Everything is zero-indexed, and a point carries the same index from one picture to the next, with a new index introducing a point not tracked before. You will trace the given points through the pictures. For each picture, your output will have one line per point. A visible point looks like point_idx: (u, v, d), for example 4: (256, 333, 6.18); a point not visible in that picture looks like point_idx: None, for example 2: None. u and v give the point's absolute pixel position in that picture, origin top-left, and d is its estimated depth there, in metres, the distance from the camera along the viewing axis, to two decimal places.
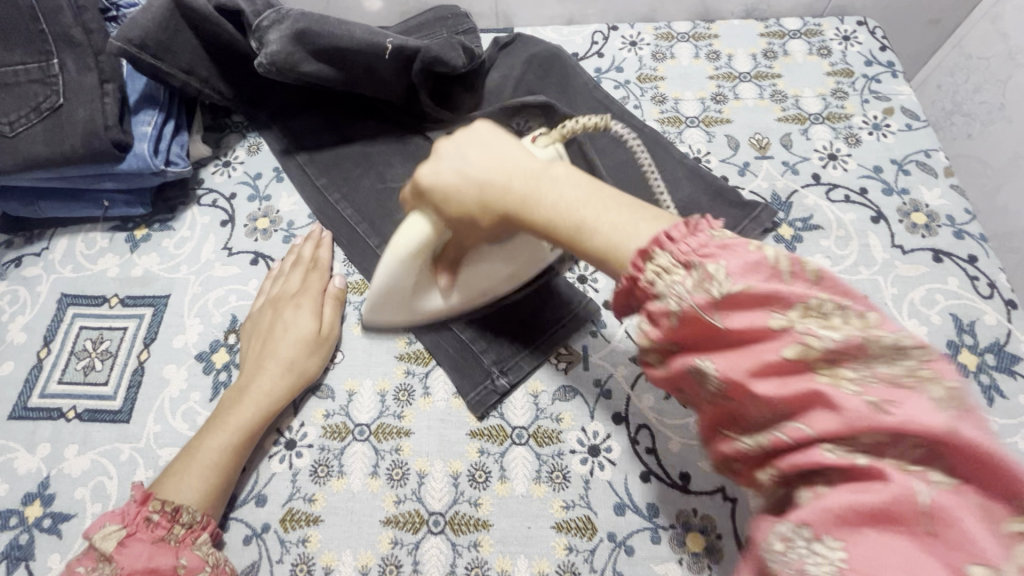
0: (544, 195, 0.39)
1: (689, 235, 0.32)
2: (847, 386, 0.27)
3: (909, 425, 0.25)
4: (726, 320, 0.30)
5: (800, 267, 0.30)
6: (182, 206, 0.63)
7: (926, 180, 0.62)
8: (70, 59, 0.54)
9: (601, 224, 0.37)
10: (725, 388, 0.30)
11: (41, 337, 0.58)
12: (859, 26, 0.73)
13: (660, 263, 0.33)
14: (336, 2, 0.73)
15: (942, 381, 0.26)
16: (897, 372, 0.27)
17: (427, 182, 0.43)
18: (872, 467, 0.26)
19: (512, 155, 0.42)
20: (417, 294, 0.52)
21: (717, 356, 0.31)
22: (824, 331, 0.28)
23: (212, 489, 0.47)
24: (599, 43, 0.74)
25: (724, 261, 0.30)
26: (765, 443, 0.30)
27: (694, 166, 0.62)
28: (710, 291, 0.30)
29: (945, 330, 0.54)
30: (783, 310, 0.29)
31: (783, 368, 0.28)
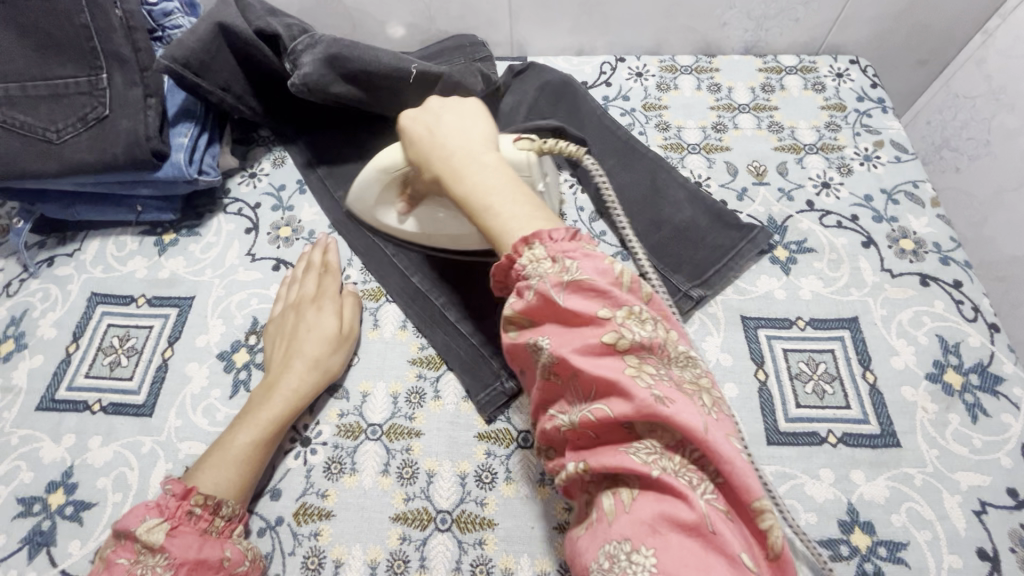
0: (468, 175, 0.45)
1: (566, 240, 0.39)
2: (645, 379, 0.34)
3: (684, 418, 0.32)
4: (567, 300, 0.36)
5: (637, 285, 0.37)
6: (209, 214, 0.67)
7: (914, 209, 0.65)
8: (118, 74, 0.58)
9: (503, 212, 0.42)
10: (554, 363, 0.37)
11: (71, 333, 0.60)
12: (852, 65, 0.78)
13: (536, 253, 0.39)
14: (362, 28, 0.77)
15: (709, 392, 0.36)
16: (684, 376, 0.36)
17: (406, 122, 0.50)
18: (661, 477, 0.32)
19: (474, 135, 0.48)
20: (377, 211, 0.59)
21: (554, 335, 0.37)
22: (635, 331, 0.35)
23: (243, 481, 0.49)
24: (607, 73, 0.78)
25: (580, 262, 0.37)
26: (578, 417, 0.36)
27: (697, 189, 0.66)
28: (564, 276, 0.37)
29: (932, 350, 0.56)
30: (607, 308, 0.36)
31: (601, 351, 0.35)
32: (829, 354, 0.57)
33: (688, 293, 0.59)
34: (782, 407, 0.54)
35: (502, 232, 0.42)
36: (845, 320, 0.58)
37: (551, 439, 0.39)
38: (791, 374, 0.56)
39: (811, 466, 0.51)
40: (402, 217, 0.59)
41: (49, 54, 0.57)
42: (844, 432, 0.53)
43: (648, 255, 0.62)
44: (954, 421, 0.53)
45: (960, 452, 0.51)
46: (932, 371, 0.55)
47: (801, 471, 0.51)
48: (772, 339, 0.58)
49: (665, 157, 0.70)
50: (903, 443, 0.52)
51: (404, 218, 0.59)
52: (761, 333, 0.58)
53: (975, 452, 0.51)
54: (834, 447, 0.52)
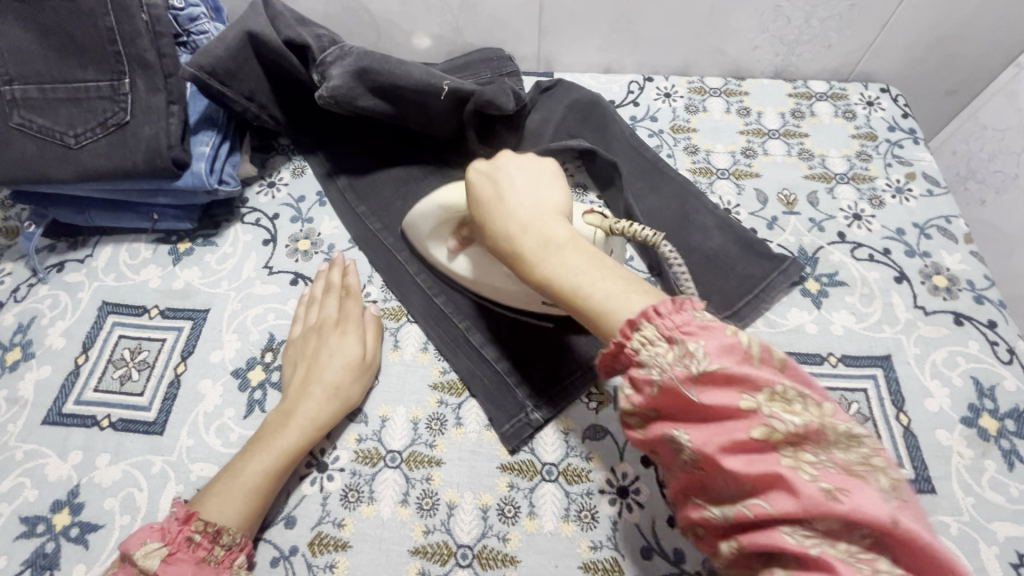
0: (545, 255, 0.43)
1: (675, 312, 0.36)
2: (806, 471, 0.31)
3: (861, 509, 0.30)
4: (700, 395, 0.33)
5: (769, 355, 0.34)
6: (226, 223, 0.65)
7: (947, 245, 0.64)
8: (140, 79, 0.56)
9: (595, 293, 0.40)
10: (698, 458, 0.34)
11: (80, 344, 0.58)
12: (883, 93, 0.77)
13: (647, 334, 0.36)
14: (387, 37, 0.76)
15: (889, 472, 0.31)
16: (852, 460, 0.31)
17: (477, 176, 0.50)
18: (823, 560, 0.30)
19: (546, 207, 0.47)
20: (429, 242, 0.58)
21: (692, 429, 0.34)
22: (787, 417, 0.32)
23: (251, 512, 0.47)
24: (634, 93, 0.77)
25: (703, 341, 0.34)
26: (732, 511, 0.33)
27: (726, 217, 0.64)
28: (689, 366, 0.34)
29: (966, 393, 0.55)
30: (752, 394, 0.32)
31: (752, 446, 0.32)
32: (861, 393, 0.55)
33: None
34: None
35: (609, 316, 0.39)
36: (877, 357, 0.57)
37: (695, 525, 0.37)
38: None
39: None
40: (453, 254, 0.57)
41: (70, 56, 0.55)
42: None
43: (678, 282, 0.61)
44: (990, 468, 0.51)
45: (996, 501, 0.50)
46: (968, 415, 0.54)
47: None
48: None
49: (694, 182, 0.69)
50: (937, 490, 0.51)
51: (455, 254, 0.57)
52: None
53: (1013, 501, 0.50)
54: None
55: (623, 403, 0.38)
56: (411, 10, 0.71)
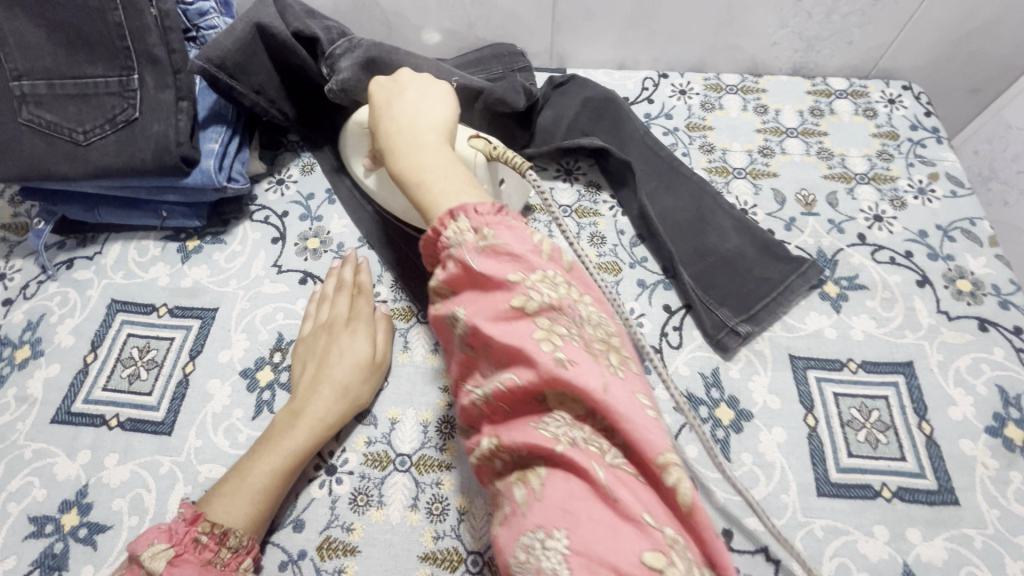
0: (406, 154, 0.45)
1: (493, 214, 0.37)
2: (551, 344, 0.32)
3: (584, 380, 0.31)
4: (483, 264, 0.35)
5: (556, 254, 0.36)
6: (235, 221, 0.64)
7: (972, 248, 0.62)
8: (149, 75, 0.55)
9: (432, 187, 0.41)
10: (468, 332, 0.35)
11: (89, 342, 0.58)
12: (905, 91, 0.75)
13: (460, 225, 0.37)
14: (397, 32, 0.75)
15: (622, 356, 0.34)
16: (594, 338, 0.34)
17: (378, 83, 0.51)
18: (566, 453, 0.31)
19: (427, 116, 0.48)
20: (352, 156, 0.61)
21: (468, 303, 0.35)
22: (543, 291, 0.34)
23: (258, 514, 0.47)
24: (649, 89, 0.75)
25: (503, 233, 0.36)
26: (490, 387, 0.35)
27: (744, 218, 0.63)
28: (479, 243, 0.36)
29: (992, 402, 0.53)
30: (520, 271, 0.34)
31: (511, 317, 0.33)
32: (883, 401, 0.54)
33: (735, 329, 0.57)
34: (833, 456, 0.51)
35: (435, 207, 0.40)
36: (899, 364, 0.56)
37: (469, 417, 0.38)
38: (843, 421, 0.53)
39: (864, 522, 0.49)
40: (366, 171, 0.59)
41: (78, 51, 0.55)
42: (899, 487, 0.50)
43: (693, 285, 0.60)
44: (1016, 480, 0.50)
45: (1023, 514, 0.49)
46: (993, 425, 0.52)
47: (852, 527, 0.49)
48: (822, 381, 0.55)
49: (710, 181, 0.68)
50: (961, 501, 0.49)
51: (368, 172, 0.59)
52: (810, 374, 0.55)
53: None
54: (888, 502, 0.49)
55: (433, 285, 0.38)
56: (423, 5, 0.70)
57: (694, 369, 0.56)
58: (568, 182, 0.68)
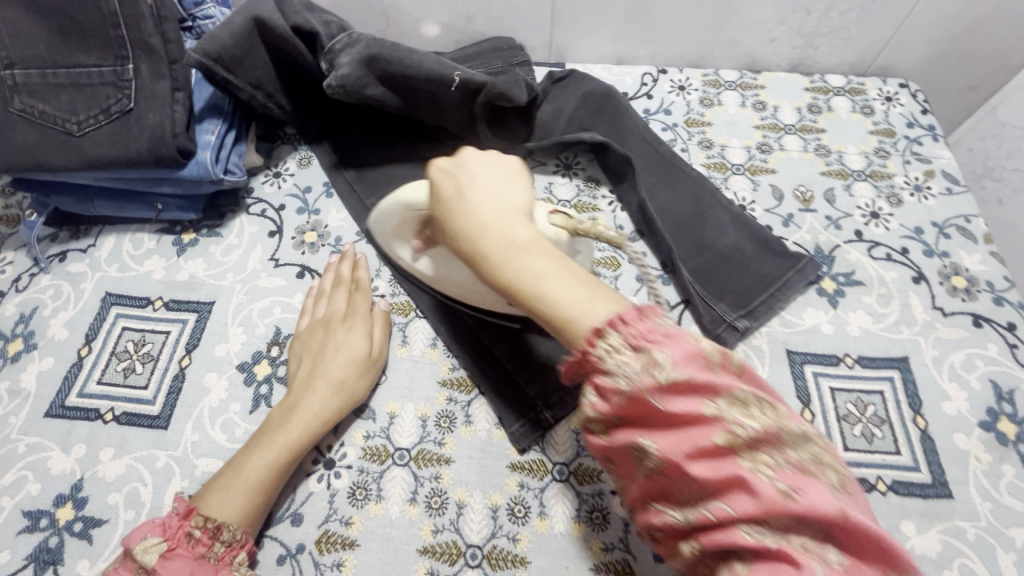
0: (513, 261, 0.40)
1: (640, 320, 0.35)
2: (763, 471, 0.31)
3: (814, 502, 0.30)
4: (668, 403, 0.33)
5: (730, 362, 0.34)
6: (231, 214, 0.64)
7: (967, 245, 0.63)
8: (145, 65, 0.54)
9: (561, 299, 0.38)
10: (664, 466, 0.33)
11: (83, 335, 0.57)
12: (901, 88, 0.75)
13: (612, 342, 0.35)
14: (396, 25, 0.74)
15: (832, 466, 0.33)
16: (802, 458, 0.32)
17: (438, 174, 0.47)
18: (783, 550, 0.30)
19: (517, 210, 0.43)
20: (390, 241, 0.56)
21: (657, 436, 0.33)
22: (746, 422, 0.32)
23: (253, 508, 0.47)
24: (648, 85, 0.75)
25: (668, 350, 0.33)
26: (693, 516, 0.33)
27: (742, 213, 0.63)
28: (655, 375, 0.33)
29: (985, 396, 0.54)
30: (714, 400, 0.33)
31: (716, 452, 0.32)
32: (878, 396, 0.54)
33: (734, 324, 0.57)
34: None
35: (573, 323, 0.37)
36: (894, 359, 0.56)
37: (656, 536, 0.36)
38: (839, 415, 0.53)
39: None
40: (416, 254, 0.56)
41: (72, 40, 0.54)
42: (894, 480, 0.50)
43: (692, 281, 0.60)
44: (1008, 473, 0.51)
45: (1014, 507, 0.49)
46: (986, 419, 0.53)
47: None
48: (818, 376, 0.55)
49: (708, 177, 0.68)
50: (955, 494, 0.50)
51: (418, 254, 0.55)
52: (807, 369, 0.56)
53: None
54: (883, 495, 0.50)
55: (586, 412, 0.37)
56: None
57: None
58: (567, 177, 0.67)
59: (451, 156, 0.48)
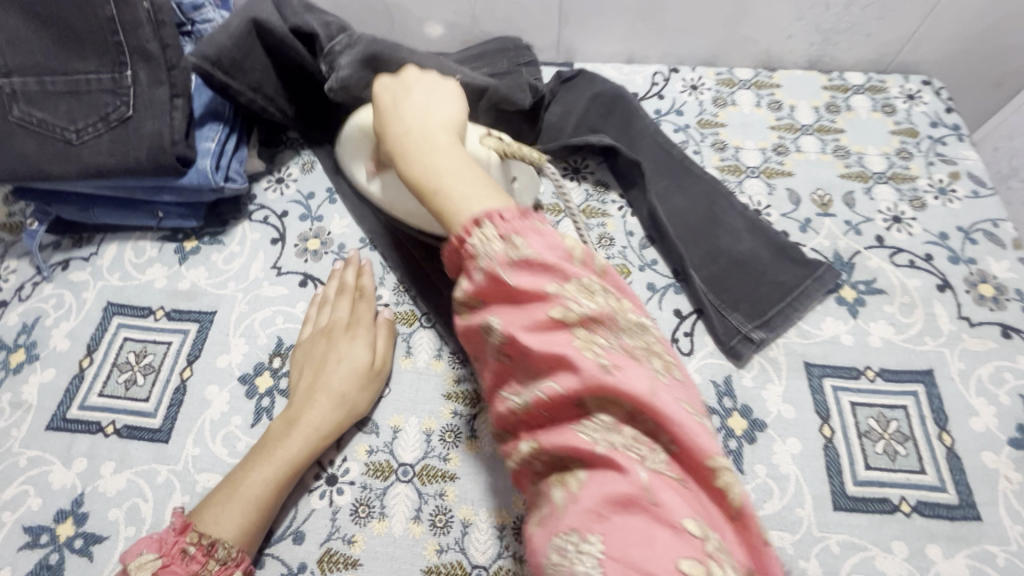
0: (424, 160, 0.43)
1: (519, 219, 0.37)
2: (593, 352, 0.34)
3: (631, 386, 0.33)
4: (517, 278, 0.35)
5: (589, 259, 0.37)
6: (233, 221, 0.63)
7: (995, 251, 0.60)
8: (143, 72, 0.53)
9: (454, 193, 0.40)
10: (505, 342, 0.36)
11: (85, 346, 0.57)
12: (924, 86, 0.72)
13: (486, 232, 0.37)
14: (400, 25, 0.72)
15: (659, 358, 0.36)
16: (632, 346, 0.35)
17: (379, 86, 0.49)
18: (608, 455, 0.32)
19: (442, 119, 0.46)
20: (352, 163, 0.58)
21: (503, 313, 0.36)
22: (584, 302, 0.34)
23: (251, 526, 0.45)
24: (659, 84, 0.73)
25: (530, 239, 0.36)
26: (529, 395, 0.35)
27: (757, 219, 0.61)
28: (511, 254, 0.36)
29: (1015, 412, 0.52)
30: (559, 282, 0.35)
31: (552, 328, 0.34)
32: (901, 411, 0.52)
33: (749, 335, 0.55)
34: (850, 469, 0.50)
35: (457, 213, 0.39)
36: (918, 372, 0.54)
37: (505, 422, 0.38)
38: (860, 432, 0.51)
39: (882, 537, 0.47)
40: (369, 178, 0.57)
41: (70, 47, 0.53)
42: (918, 501, 0.48)
43: (705, 289, 0.58)
44: None
45: None
46: (1016, 436, 0.50)
47: (870, 542, 0.47)
48: (838, 390, 0.53)
49: (722, 181, 0.65)
50: (984, 516, 0.47)
51: (372, 178, 0.56)
52: (826, 383, 0.53)
53: None
54: (907, 517, 0.48)
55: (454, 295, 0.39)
56: None
57: (705, 377, 0.54)
58: (575, 181, 0.66)
59: (395, 75, 0.51)
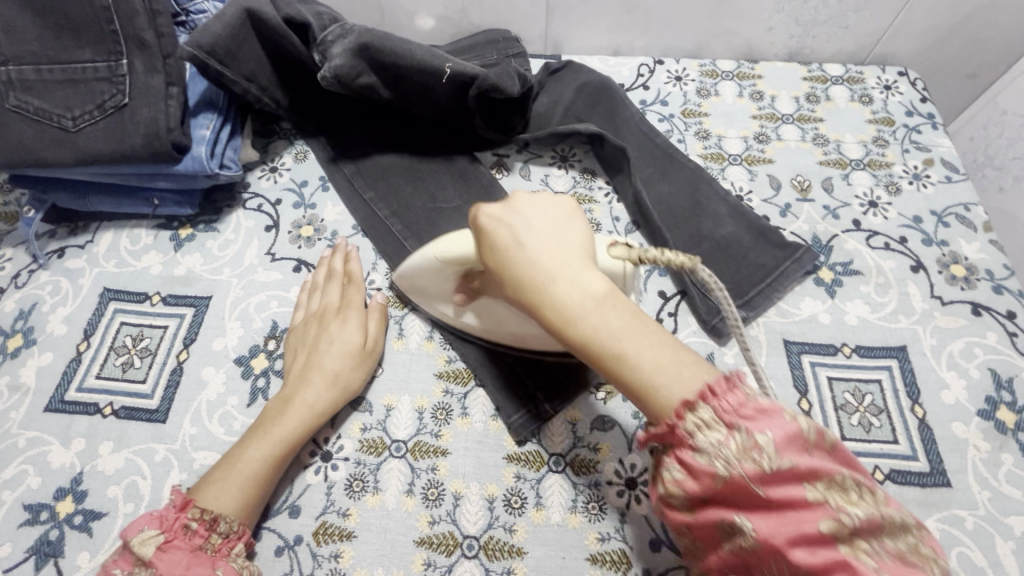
0: (588, 317, 0.37)
1: (732, 393, 0.33)
2: (867, 559, 0.30)
3: None
4: (769, 488, 0.31)
5: (829, 445, 0.33)
6: (227, 209, 0.64)
7: (966, 233, 0.62)
8: (138, 60, 0.54)
9: (643, 363, 0.36)
10: (761, 549, 0.32)
11: (81, 330, 0.58)
12: (900, 77, 0.74)
13: (702, 417, 0.34)
14: (390, 18, 0.74)
15: (930, 556, 0.32)
16: (901, 546, 0.31)
17: (488, 224, 0.43)
18: None
19: (580, 252, 0.41)
20: (432, 292, 0.53)
21: (754, 518, 0.32)
22: (851, 509, 0.31)
23: (250, 500, 0.47)
24: (644, 76, 0.75)
25: (769, 431, 0.32)
26: None
27: (739, 204, 0.62)
28: (756, 459, 0.32)
29: (983, 385, 0.54)
30: (816, 484, 0.32)
31: (820, 538, 0.31)
32: (875, 385, 0.54)
33: None
34: None
35: (658, 392, 0.35)
36: (892, 348, 0.56)
37: None
38: (836, 405, 0.53)
39: None
40: (459, 310, 0.53)
41: (67, 36, 0.54)
42: (891, 469, 0.50)
43: None
44: (1007, 461, 0.50)
45: (1013, 495, 0.49)
46: (984, 408, 0.53)
47: None
48: (815, 365, 0.55)
49: (705, 168, 0.67)
50: (953, 483, 0.50)
51: (461, 308, 0.53)
52: (804, 359, 0.55)
53: None
54: (880, 484, 0.50)
55: (666, 484, 0.35)
56: None
57: None
58: (563, 169, 0.67)
59: (500, 203, 0.44)
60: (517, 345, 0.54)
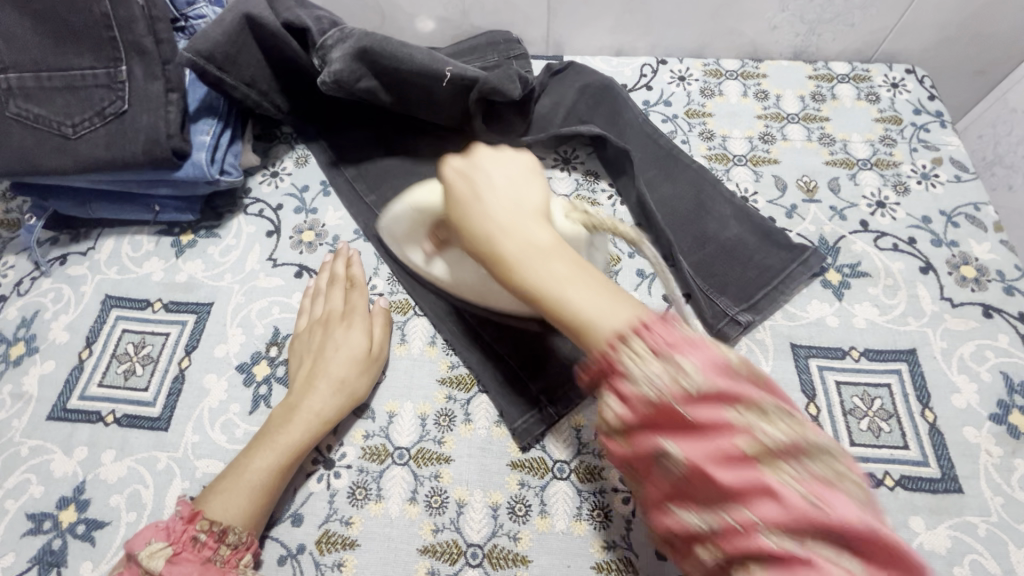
0: (532, 265, 0.39)
1: (664, 328, 0.34)
2: (787, 477, 0.30)
3: (841, 517, 0.29)
4: (693, 410, 0.32)
5: (756, 375, 0.34)
6: (229, 215, 0.64)
7: (976, 234, 0.61)
8: (138, 66, 0.54)
9: (579, 304, 0.37)
10: (686, 470, 0.32)
11: (83, 338, 0.58)
12: (907, 75, 0.73)
13: (635, 349, 0.34)
14: (390, 20, 0.73)
15: (859, 480, 0.32)
16: (828, 471, 0.31)
17: (451, 174, 0.44)
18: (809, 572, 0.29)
19: (533, 209, 0.42)
20: (404, 244, 0.54)
21: (680, 442, 0.32)
22: (773, 431, 0.31)
23: (256, 510, 0.46)
24: (648, 76, 0.74)
25: (692, 357, 0.33)
26: (713, 521, 0.32)
27: (744, 205, 0.62)
28: (682, 383, 0.32)
29: (995, 388, 0.53)
30: (738, 407, 0.32)
31: (743, 459, 0.31)
32: (885, 389, 0.53)
33: (736, 318, 0.56)
34: None
35: (591, 330, 0.36)
36: (902, 352, 0.55)
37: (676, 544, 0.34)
38: (845, 410, 0.52)
39: None
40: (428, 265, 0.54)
41: (66, 42, 0.54)
42: (901, 475, 0.50)
43: (693, 274, 0.59)
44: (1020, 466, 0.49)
45: None
46: (996, 412, 0.52)
47: None
48: (824, 370, 0.54)
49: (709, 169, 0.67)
50: (965, 489, 0.49)
51: (430, 258, 0.54)
52: (812, 363, 0.55)
53: None
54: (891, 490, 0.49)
55: (603, 415, 0.36)
56: None
57: None
58: (565, 171, 0.66)
59: (463, 154, 0.45)
60: (481, 305, 0.55)
